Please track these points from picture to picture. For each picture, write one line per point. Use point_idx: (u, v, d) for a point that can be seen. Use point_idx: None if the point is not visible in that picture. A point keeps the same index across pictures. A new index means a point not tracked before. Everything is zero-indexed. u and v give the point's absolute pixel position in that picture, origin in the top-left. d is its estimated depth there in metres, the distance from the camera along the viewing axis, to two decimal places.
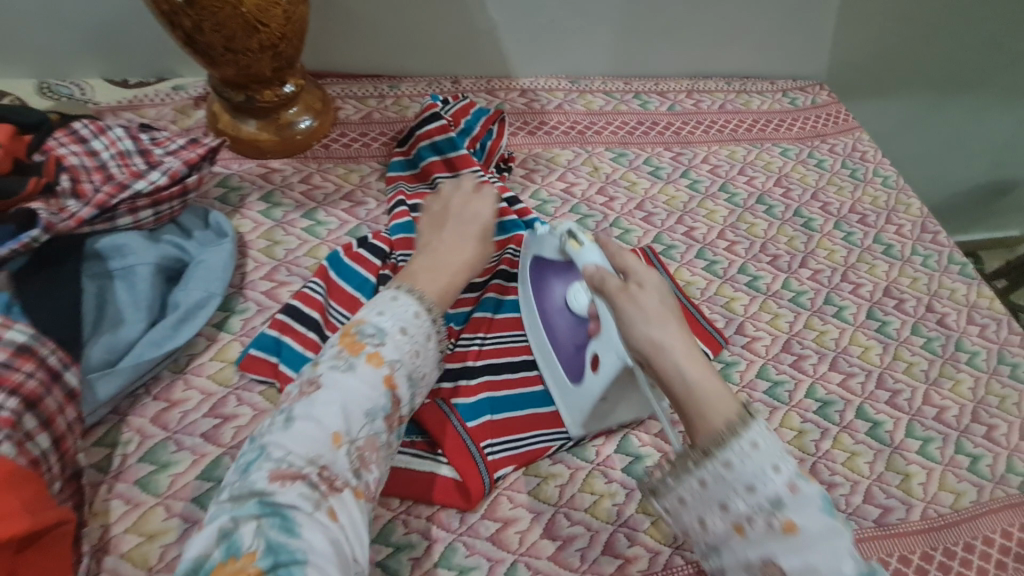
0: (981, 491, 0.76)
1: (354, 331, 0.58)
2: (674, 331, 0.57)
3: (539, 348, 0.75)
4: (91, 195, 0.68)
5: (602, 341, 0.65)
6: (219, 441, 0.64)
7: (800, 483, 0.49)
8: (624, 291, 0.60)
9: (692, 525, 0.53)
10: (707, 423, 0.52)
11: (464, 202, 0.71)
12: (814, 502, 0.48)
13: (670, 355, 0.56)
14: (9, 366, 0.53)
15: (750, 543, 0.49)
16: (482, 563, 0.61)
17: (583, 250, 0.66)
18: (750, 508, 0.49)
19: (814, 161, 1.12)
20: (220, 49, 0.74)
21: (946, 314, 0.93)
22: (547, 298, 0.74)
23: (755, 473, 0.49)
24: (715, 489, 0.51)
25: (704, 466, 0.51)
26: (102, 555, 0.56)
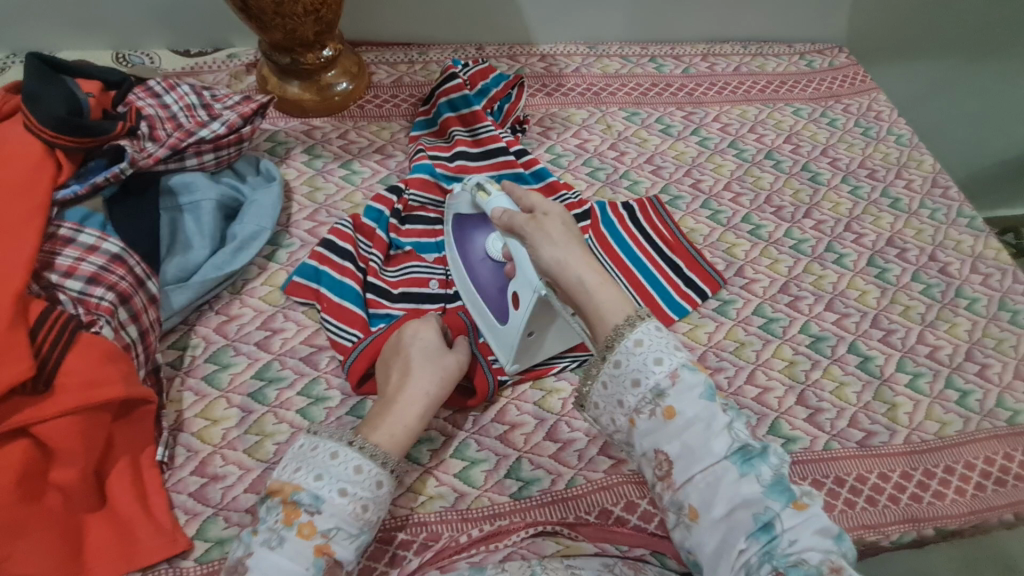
0: (967, 422, 0.80)
1: (292, 494, 0.55)
2: (575, 252, 0.67)
3: (468, 301, 0.78)
4: (164, 139, 0.79)
5: (518, 277, 0.70)
6: (270, 348, 0.75)
7: (681, 373, 0.58)
8: (532, 223, 0.70)
9: (608, 424, 0.61)
10: (605, 324, 0.63)
11: (411, 331, 0.70)
12: (692, 389, 0.57)
13: (575, 274, 0.66)
14: (107, 269, 0.66)
15: (643, 433, 0.58)
16: (491, 457, 0.70)
17: (490, 198, 0.74)
18: (638, 399, 0.58)
19: (826, 120, 1.15)
20: (270, 14, 0.85)
21: (949, 263, 0.96)
22: (468, 253, 0.79)
23: (640, 367, 0.59)
24: (613, 387, 0.60)
25: (602, 370, 0.61)
26: (177, 432, 0.67)
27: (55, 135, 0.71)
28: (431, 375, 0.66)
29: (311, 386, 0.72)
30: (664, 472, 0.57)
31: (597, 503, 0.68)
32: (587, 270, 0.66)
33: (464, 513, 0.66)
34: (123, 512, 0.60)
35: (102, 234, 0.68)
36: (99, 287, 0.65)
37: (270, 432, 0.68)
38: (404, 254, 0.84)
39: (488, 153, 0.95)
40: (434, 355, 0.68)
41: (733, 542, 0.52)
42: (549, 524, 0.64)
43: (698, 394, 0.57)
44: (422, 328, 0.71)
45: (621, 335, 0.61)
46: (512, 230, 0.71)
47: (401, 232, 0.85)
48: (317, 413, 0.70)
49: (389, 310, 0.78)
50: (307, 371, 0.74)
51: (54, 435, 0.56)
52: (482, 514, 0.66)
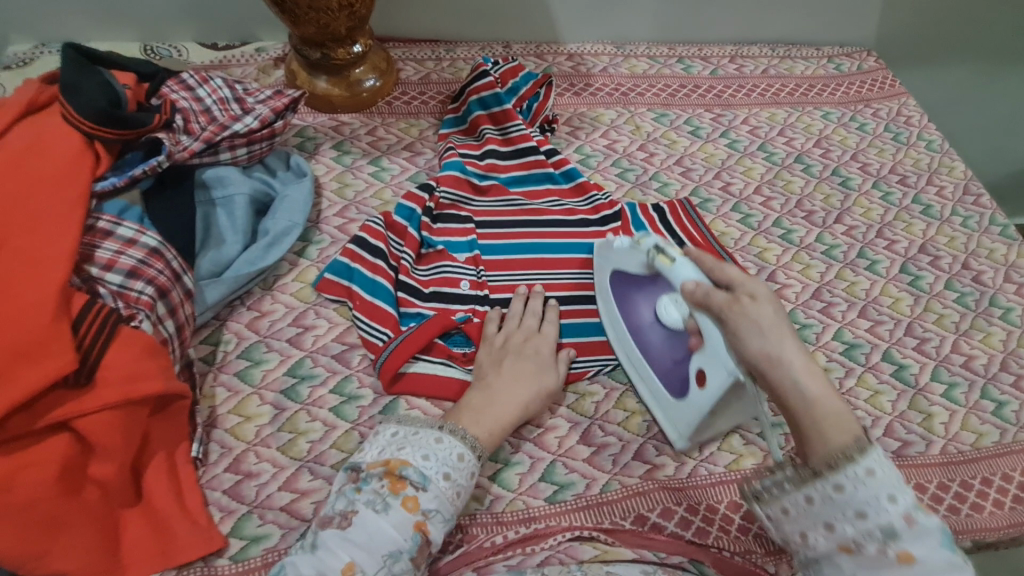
0: (1004, 433, 0.79)
1: (400, 468, 0.59)
2: (792, 346, 0.55)
3: (633, 366, 0.75)
4: (199, 132, 0.78)
5: (705, 355, 0.64)
6: (302, 345, 0.74)
7: (917, 515, 0.49)
8: (733, 305, 0.58)
9: (793, 536, 0.54)
10: (827, 443, 0.52)
11: (526, 337, 0.74)
12: (933, 536, 0.48)
13: (790, 373, 0.54)
14: (146, 263, 0.66)
15: (859, 564, 0.50)
16: (526, 460, 0.69)
17: (675, 265, 0.65)
18: (859, 533, 0.49)
19: (856, 125, 1.14)
20: (304, 8, 0.84)
21: (983, 272, 0.95)
22: (636, 315, 0.74)
23: (870, 500, 0.49)
24: (822, 508, 0.51)
25: (812, 488, 0.51)
26: (211, 428, 0.67)
27: (95, 128, 0.71)
28: (534, 385, 0.69)
29: (343, 384, 0.72)
30: None
31: (632, 508, 0.67)
32: (810, 374, 0.55)
33: (500, 516, 0.66)
34: (160, 508, 0.59)
35: (140, 227, 0.68)
36: (139, 281, 0.64)
37: (304, 430, 0.68)
38: (436, 252, 0.83)
39: (519, 152, 0.94)
40: (542, 366, 0.71)
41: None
42: (585, 529, 0.64)
43: (935, 539, 0.48)
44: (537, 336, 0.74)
45: (849, 461, 0.50)
46: (706, 308, 0.61)
47: (433, 230, 0.84)
48: (350, 412, 0.70)
49: (420, 308, 0.77)
50: (340, 368, 0.73)
51: (94, 430, 0.56)
52: (517, 517, 0.66)
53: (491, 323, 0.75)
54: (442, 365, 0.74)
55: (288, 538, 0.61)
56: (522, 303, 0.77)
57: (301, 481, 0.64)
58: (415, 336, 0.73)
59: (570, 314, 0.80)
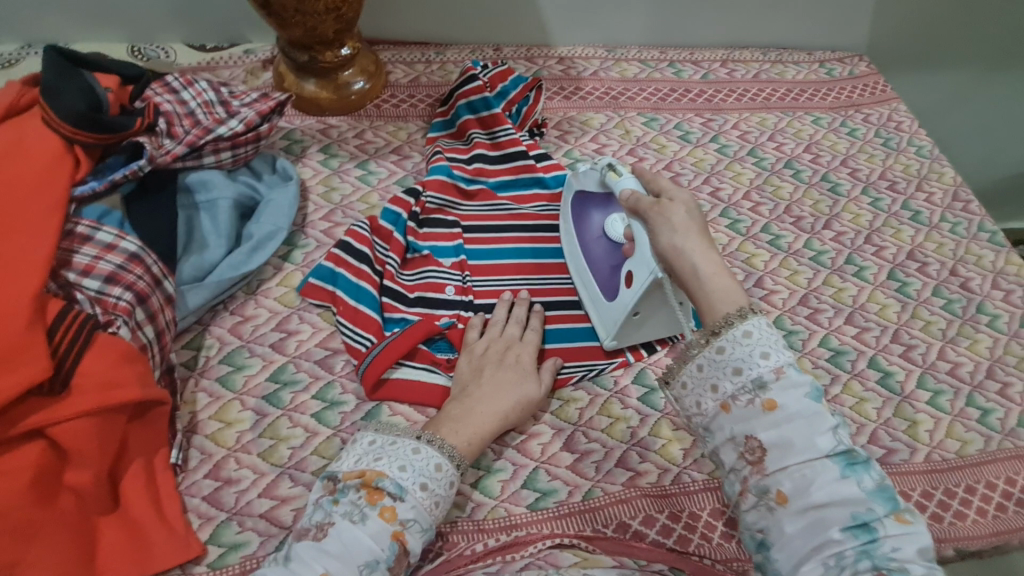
0: (988, 441, 0.79)
1: (376, 479, 0.59)
2: (696, 239, 0.63)
3: (578, 274, 0.81)
4: (182, 136, 0.78)
5: (637, 257, 0.71)
6: (284, 350, 0.74)
7: (788, 371, 0.54)
8: (655, 206, 0.66)
9: (691, 408, 0.58)
10: (715, 310, 0.58)
11: (506, 346, 0.73)
12: (799, 387, 0.53)
13: (689, 258, 0.62)
14: (125, 268, 0.65)
15: (735, 420, 0.54)
16: (509, 467, 0.69)
17: (622, 178, 0.72)
18: (736, 387, 0.54)
19: (846, 130, 1.14)
20: (290, 11, 0.84)
21: (970, 279, 0.95)
22: (586, 228, 0.80)
23: (743, 357, 0.55)
24: (709, 372, 0.56)
25: (700, 354, 0.57)
26: (191, 434, 0.66)
27: (74, 131, 0.70)
28: (515, 393, 0.69)
29: (326, 390, 0.71)
30: (754, 459, 0.53)
31: (615, 516, 0.67)
32: (707, 258, 0.62)
33: (481, 523, 0.65)
34: (136, 516, 0.59)
35: (119, 232, 0.68)
36: (117, 287, 0.64)
37: (285, 436, 0.67)
38: (422, 257, 0.83)
39: (507, 156, 0.94)
40: (522, 375, 0.71)
41: (824, 538, 0.49)
42: (567, 536, 0.63)
43: (803, 393, 0.53)
44: (517, 344, 0.74)
45: (729, 325, 0.56)
46: (635, 213, 0.68)
47: (419, 235, 0.84)
48: (332, 418, 0.69)
49: (404, 314, 0.77)
50: (323, 374, 0.73)
51: (69, 438, 0.55)
52: (499, 525, 0.65)
53: (473, 331, 0.75)
54: (427, 371, 0.74)
55: (267, 545, 0.60)
56: (503, 312, 0.77)
57: (282, 487, 0.64)
58: (399, 341, 0.73)
59: (555, 319, 0.80)
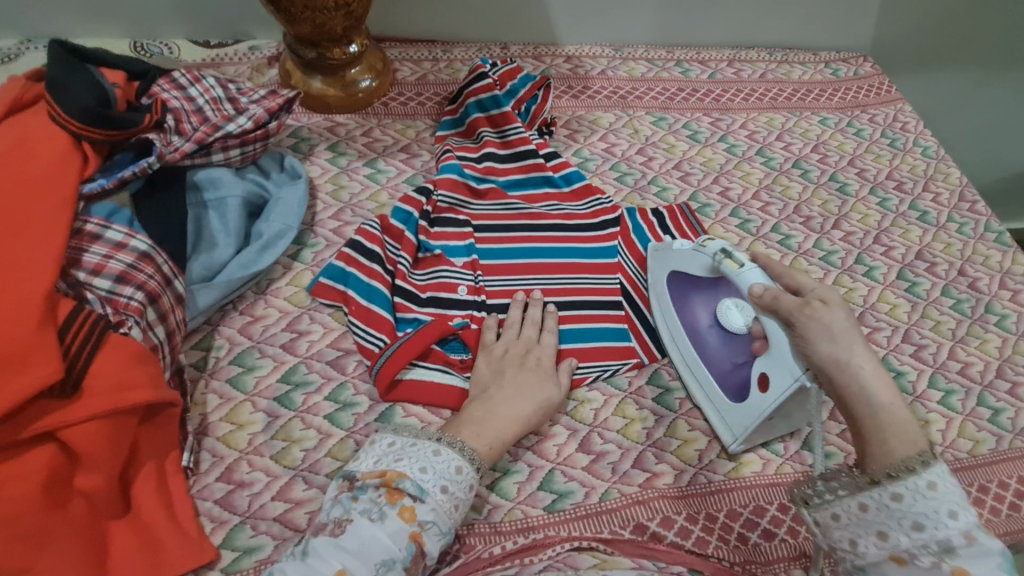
0: (1000, 441, 0.79)
1: (397, 480, 0.58)
2: (864, 359, 0.59)
3: (686, 367, 0.75)
4: (190, 133, 0.77)
5: (773, 359, 0.66)
6: (296, 351, 0.73)
7: (976, 534, 0.50)
8: (801, 308, 0.62)
9: (841, 544, 0.56)
10: (889, 454, 0.54)
11: (524, 348, 0.73)
12: (991, 559, 0.49)
13: (856, 378, 0.58)
14: (135, 267, 0.64)
15: (908, 574, 0.52)
16: (525, 468, 0.68)
17: (742, 270, 0.68)
18: (913, 545, 0.51)
19: (853, 130, 1.14)
20: (300, 7, 0.83)
21: (978, 279, 0.95)
22: (692, 318, 0.75)
23: (927, 514, 0.51)
24: (876, 516, 0.53)
25: (869, 499, 0.54)
26: (202, 436, 0.65)
27: (82, 128, 0.69)
28: (536, 397, 0.68)
29: (339, 391, 0.70)
30: None
31: (632, 517, 0.66)
32: (885, 390, 0.58)
33: (498, 526, 0.65)
34: (149, 520, 0.58)
35: (129, 231, 0.66)
36: (128, 286, 0.63)
37: (297, 438, 0.66)
38: (433, 257, 0.82)
39: (517, 155, 0.93)
40: (541, 379, 0.70)
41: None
42: (586, 539, 0.63)
43: (995, 563, 0.49)
44: (534, 348, 0.73)
45: (909, 472, 0.52)
46: (773, 310, 0.65)
47: (430, 234, 0.83)
48: (345, 420, 0.68)
49: (417, 314, 0.76)
50: (335, 375, 0.72)
51: (80, 440, 0.54)
52: (516, 527, 0.65)
53: (490, 331, 0.74)
54: (440, 371, 0.73)
55: (281, 549, 0.59)
56: (520, 314, 0.76)
57: (295, 490, 0.63)
58: (412, 341, 0.72)
59: (569, 320, 0.79)
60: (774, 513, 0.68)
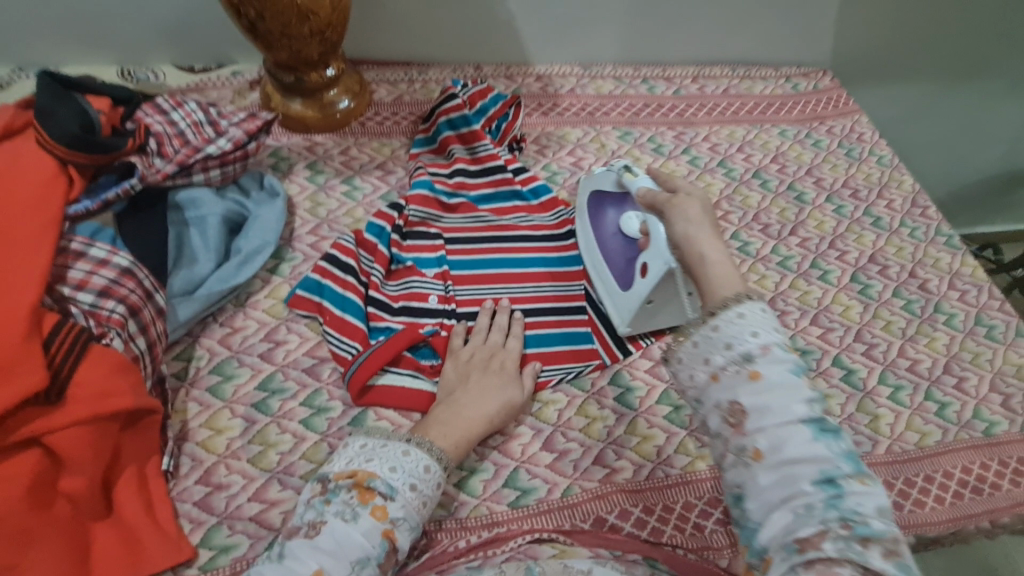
0: (946, 433, 0.83)
1: (368, 479, 0.61)
2: (708, 229, 0.65)
3: (594, 268, 0.86)
4: (172, 155, 0.81)
5: (651, 249, 0.75)
6: (273, 360, 0.76)
7: (775, 347, 0.52)
8: (673, 201, 0.69)
9: (685, 382, 0.56)
10: (716, 294, 0.57)
11: (490, 352, 0.77)
12: (783, 361, 0.51)
13: (699, 245, 0.63)
14: (117, 282, 0.68)
15: (722, 388, 0.52)
16: (491, 467, 0.72)
17: (637, 179, 0.78)
18: (726, 360, 0.52)
19: (811, 141, 1.20)
20: (277, 35, 0.88)
21: (928, 280, 1.00)
22: (603, 226, 0.86)
23: (737, 333, 0.53)
24: (704, 348, 0.54)
25: (696, 331, 0.55)
26: (182, 442, 0.69)
27: (68, 153, 0.74)
28: (500, 398, 0.72)
29: (313, 397, 0.74)
30: (736, 421, 0.51)
31: (592, 511, 0.70)
32: (713, 246, 0.63)
33: (464, 521, 0.68)
34: (129, 521, 0.61)
35: (112, 248, 0.70)
36: (110, 300, 0.66)
37: (273, 442, 0.70)
38: (405, 268, 0.86)
39: (487, 170, 0.98)
40: (506, 381, 0.74)
41: (795, 491, 0.47)
42: (546, 530, 0.66)
43: (788, 367, 0.51)
44: (500, 352, 0.77)
45: (725, 305, 0.55)
46: (652, 208, 0.72)
47: (402, 247, 0.87)
48: (319, 424, 0.72)
49: (389, 323, 0.80)
50: (310, 382, 0.75)
51: (63, 446, 0.57)
52: (481, 522, 0.68)
53: (458, 338, 0.78)
54: (411, 377, 0.77)
55: (256, 547, 0.62)
56: (487, 320, 0.81)
57: (270, 491, 0.66)
58: (384, 349, 0.76)
59: (535, 326, 0.83)
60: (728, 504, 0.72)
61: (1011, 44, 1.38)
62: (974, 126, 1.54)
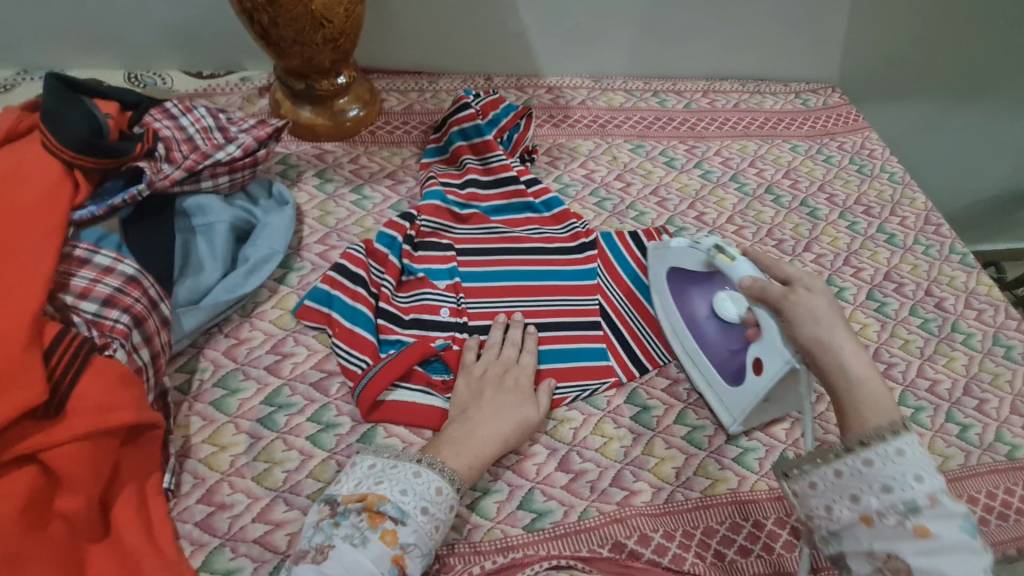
0: (968, 456, 0.81)
1: (378, 503, 0.59)
2: (844, 334, 0.61)
3: (687, 356, 0.80)
4: (180, 161, 0.79)
5: (763, 344, 0.69)
6: (280, 373, 0.74)
7: (942, 498, 0.52)
8: (789, 298, 0.64)
9: (817, 511, 0.57)
10: (864, 422, 0.56)
11: (504, 369, 0.74)
12: (955, 519, 0.51)
13: (838, 357, 0.60)
14: (122, 291, 0.66)
15: (877, 535, 0.53)
16: (505, 487, 0.69)
17: (734, 263, 0.71)
18: (883, 505, 0.53)
19: (823, 157, 1.19)
20: (290, 41, 0.86)
21: (944, 298, 0.99)
22: (690, 308, 0.80)
23: (896, 476, 0.53)
24: (850, 481, 0.55)
25: (844, 461, 0.56)
26: (184, 458, 0.66)
27: (75, 156, 0.71)
28: (515, 417, 0.70)
29: (321, 413, 0.71)
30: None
31: (610, 535, 0.67)
32: (856, 359, 0.60)
33: (477, 545, 0.65)
34: (127, 542, 0.58)
35: (117, 255, 0.68)
36: (115, 309, 0.64)
37: (279, 460, 0.67)
38: (416, 280, 0.84)
39: (499, 181, 0.97)
40: (521, 400, 0.72)
41: None
42: (563, 558, 0.64)
43: (957, 523, 0.52)
44: (514, 369, 0.75)
45: (880, 439, 0.54)
46: (762, 301, 0.67)
47: (414, 258, 0.85)
48: (327, 441, 0.69)
49: (400, 336, 0.78)
50: (318, 397, 0.73)
51: (62, 462, 0.55)
52: (495, 547, 0.65)
53: (470, 352, 0.76)
54: (422, 392, 0.74)
55: (260, 572, 0.59)
56: (500, 335, 0.78)
57: (276, 512, 0.64)
58: (394, 362, 0.73)
59: (549, 340, 0.81)
60: (750, 530, 0.69)
61: (1017, 64, 1.39)
62: (980, 145, 1.54)
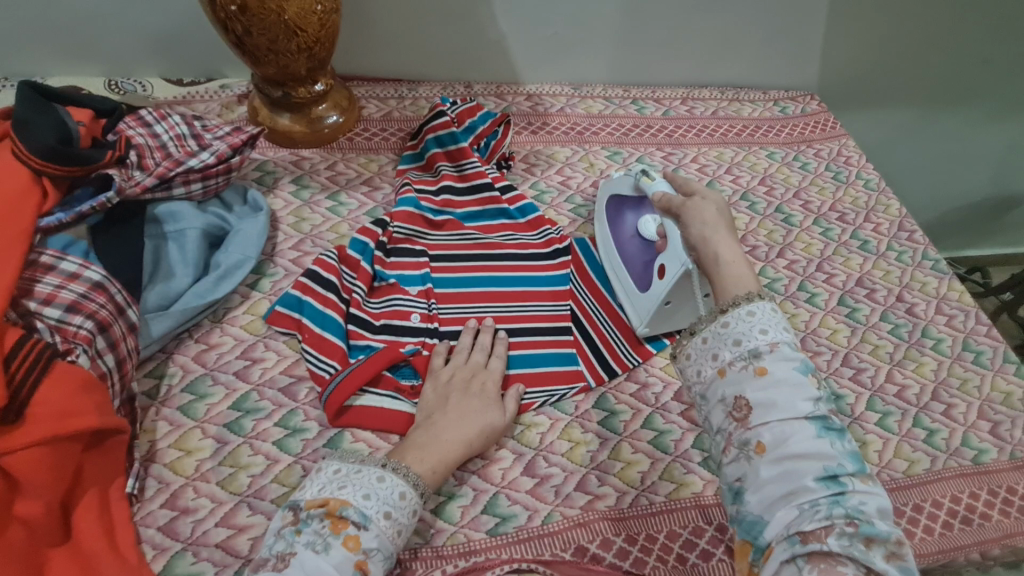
0: (934, 460, 0.82)
1: (340, 508, 0.59)
2: (723, 231, 0.69)
3: (612, 270, 0.88)
4: (153, 168, 0.80)
5: (669, 251, 0.78)
6: (248, 378, 0.74)
7: (782, 347, 0.56)
8: (687, 205, 0.73)
9: (694, 378, 0.60)
10: (726, 293, 0.63)
11: (471, 373, 0.75)
12: (790, 361, 0.55)
13: (714, 247, 0.67)
14: (87, 297, 0.66)
15: (729, 383, 0.56)
16: (470, 492, 0.70)
17: (654, 182, 0.82)
18: (734, 355, 0.57)
19: (799, 164, 1.21)
20: (264, 50, 0.87)
21: (916, 304, 1.00)
22: (621, 229, 0.89)
23: (744, 331, 0.58)
24: (712, 344, 0.59)
25: (707, 327, 0.60)
26: (149, 463, 0.66)
27: (43, 163, 0.72)
28: (480, 421, 0.71)
29: (288, 418, 0.72)
30: (740, 415, 0.55)
31: (573, 539, 0.68)
32: (729, 249, 0.67)
33: (440, 550, 0.66)
34: (87, 548, 0.58)
35: (83, 262, 0.69)
36: (79, 316, 0.65)
37: (245, 464, 0.68)
38: (387, 286, 0.85)
39: (474, 188, 0.98)
40: (487, 404, 0.72)
41: (798, 486, 0.50)
42: (525, 561, 0.65)
43: (794, 367, 0.55)
44: (481, 373, 0.76)
45: (735, 303, 0.60)
46: (666, 211, 0.76)
47: (386, 264, 0.86)
48: (293, 445, 0.70)
49: (369, 341, 0.79)
50: (286, 402, 0.73)
51: (20, 469, 0.55)
52: (458, 551, 0.66)
53: (438, 357, 0.77)
54: (390, 398, 0.75)
55: None
56: (469, 341, 0.79)
57: (239, 516, 0.64)
58: (363, 368, 0.74)
59: (518, 346, 0.82)
60: (712, 534, 0.70)
61: (993, 73, 1.41)
62: (960, 151, 1.56)
